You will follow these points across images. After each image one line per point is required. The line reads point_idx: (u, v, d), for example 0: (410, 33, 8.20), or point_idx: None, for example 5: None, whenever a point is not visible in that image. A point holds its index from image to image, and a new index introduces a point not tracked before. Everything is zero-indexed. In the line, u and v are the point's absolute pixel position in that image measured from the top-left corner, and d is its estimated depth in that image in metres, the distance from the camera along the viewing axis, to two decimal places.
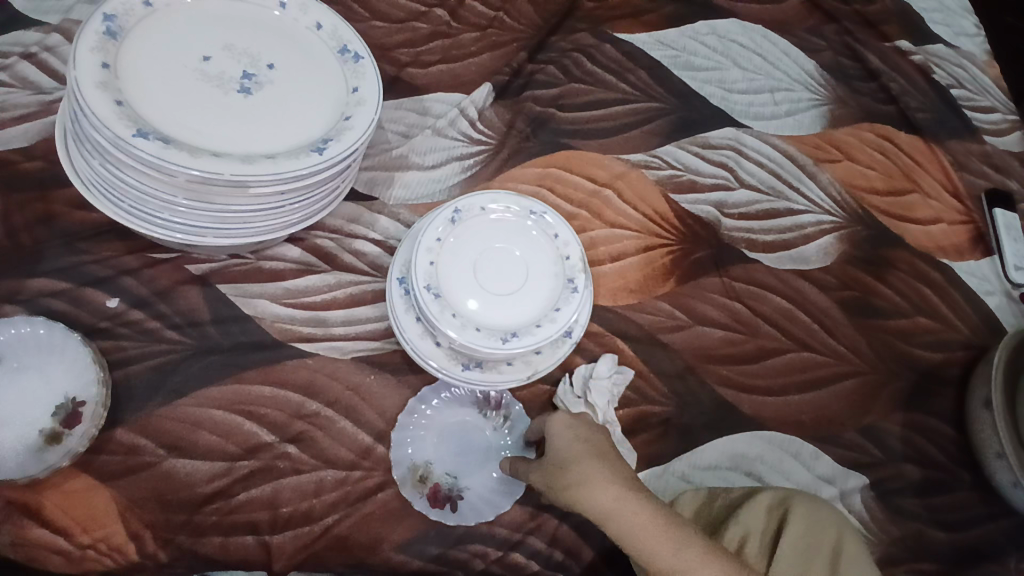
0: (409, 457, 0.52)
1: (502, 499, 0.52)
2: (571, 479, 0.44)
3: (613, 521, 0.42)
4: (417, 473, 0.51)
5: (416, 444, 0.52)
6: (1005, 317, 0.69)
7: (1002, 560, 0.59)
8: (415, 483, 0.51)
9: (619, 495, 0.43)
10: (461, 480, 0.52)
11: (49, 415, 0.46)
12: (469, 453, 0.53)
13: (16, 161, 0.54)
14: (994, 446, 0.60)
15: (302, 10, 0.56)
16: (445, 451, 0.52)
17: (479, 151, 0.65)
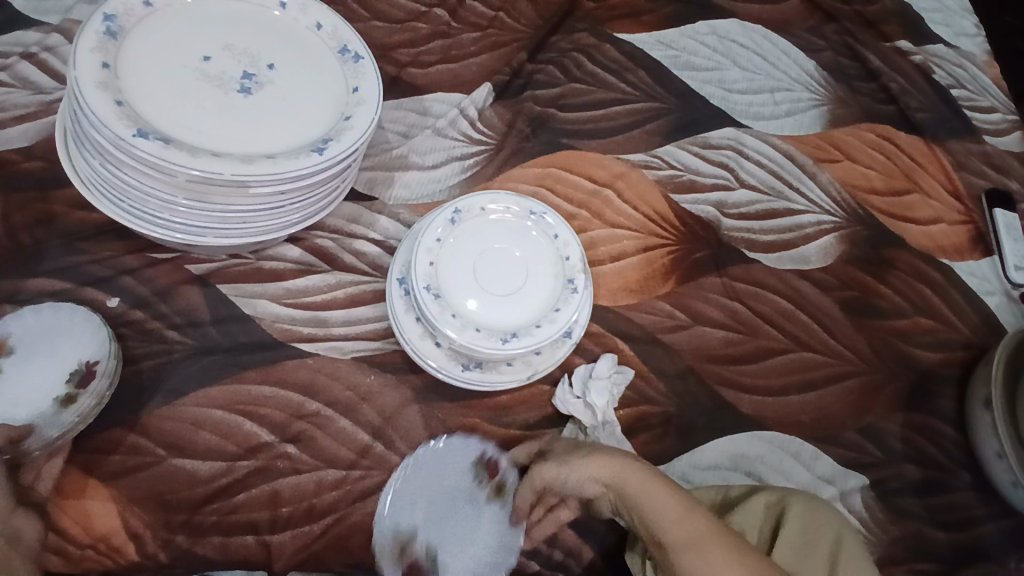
0: (391, 521, 0.50)
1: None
2: (599, 451, 0.49)
3: (637, 487, 0.46)
4: (395, 543, 0.50)
5: (400, 505, 0.51)
6: (1006, 317, 0.69)
7: (1002, 561, 0.59)
8: (394, 556, 0.50)
9: (649, 469, 0.48)
10: (443, 561, 0.49)
11: (63, 382, 0.47)
12: (457, 528, 0.51)
13: (16, 161, 0.54)
14: (994, 446, 0.60)
15: (302, 9, 0.56)
16: (432, 524, 0.50)
17: (479, 151, 0.65)
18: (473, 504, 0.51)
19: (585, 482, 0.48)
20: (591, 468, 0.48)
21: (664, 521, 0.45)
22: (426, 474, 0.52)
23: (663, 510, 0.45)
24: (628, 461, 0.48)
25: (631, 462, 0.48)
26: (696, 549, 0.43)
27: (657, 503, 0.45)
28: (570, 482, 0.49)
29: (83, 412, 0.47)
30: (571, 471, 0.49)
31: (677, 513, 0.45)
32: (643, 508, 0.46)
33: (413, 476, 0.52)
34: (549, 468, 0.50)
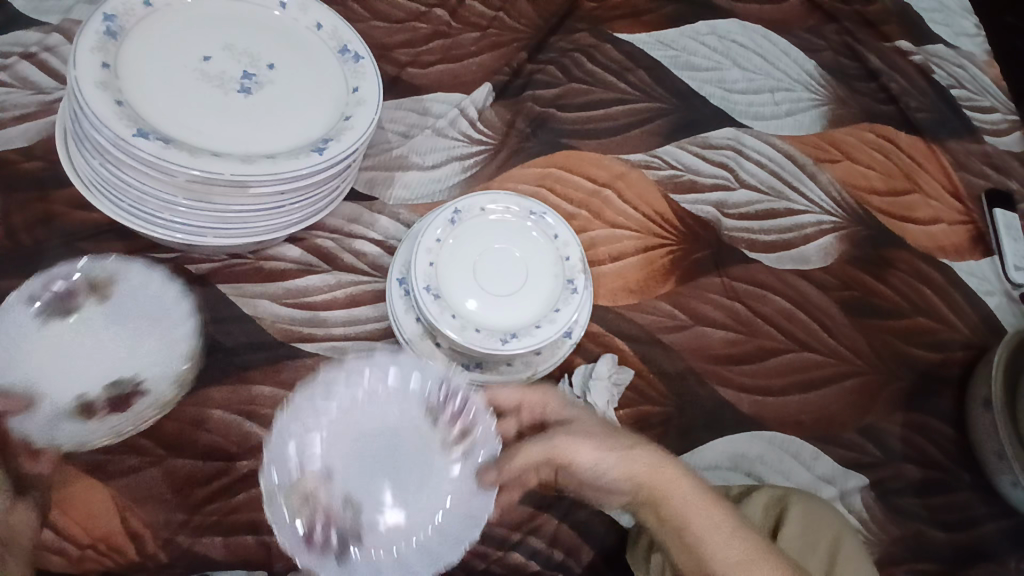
0: (294, 463, 0.42)
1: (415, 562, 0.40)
2: (637, 446, 0.49)
3: (675, 492, 0.47)
4: (295, 491, 0.40)
5: (309, 442, 0.42)
6: (1006, 317, 0.69)
7: (1003, 561, 0.59)
8: (299, 500, 0.40)
9: (683, 471, 0.48)
10: (365, 514, 0.41)
11: (106, 386, 0.48)
12: (394, 479, 0.44)
13: (16, 161, 0.54)
14: (994, 446, 0.61)
15: (302, 10, 0.56)
16: (358, 470, 0.43)
17: (479, 151, 0.65)
18: (421, 446, 0.45)
19: (614, 479, 0.48)
20: (628, 466, 0.48)
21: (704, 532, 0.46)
22: (355, 409, 0.44)
23: (698, 515, 0.46)
24: (666, 464, 0.48)
25: (666, 464, 0.48)
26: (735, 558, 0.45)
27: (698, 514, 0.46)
28: (598, 470, 0.48)
29: (85, 438, 0.47)
30: (605, 461, 0.48)
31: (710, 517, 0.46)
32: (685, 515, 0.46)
33: (334, 409, 0.44)
34: (583, 443, 0.48)
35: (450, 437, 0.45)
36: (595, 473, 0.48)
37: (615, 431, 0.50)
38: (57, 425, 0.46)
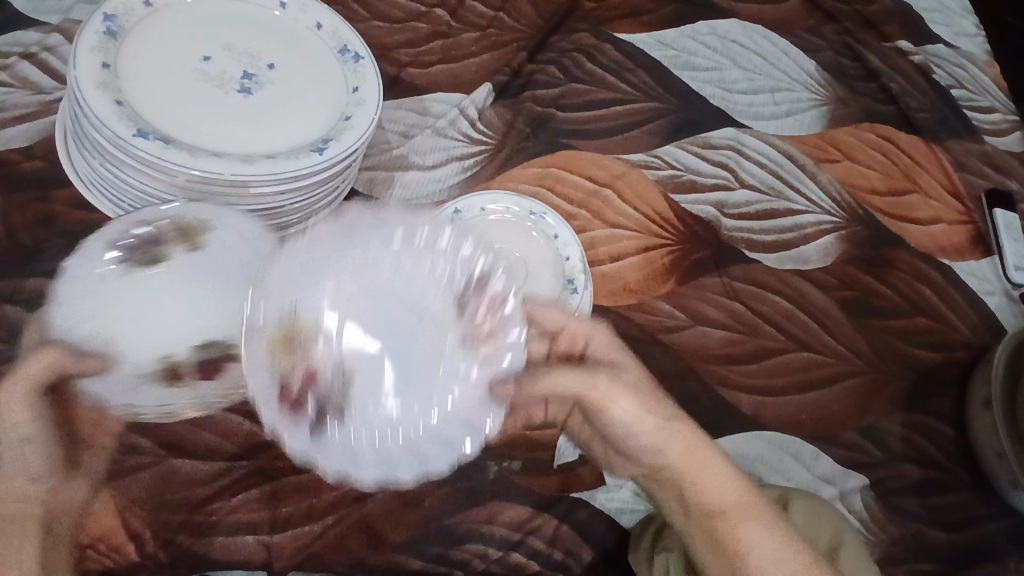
0: (297, 305, 0.45)
1: (392, 447, 0.43)
2: (677, 422, 0.52)
3: (712, 477, 0.51)
4: (281, 334, 0.44)
5: (321, 297, 0.46)
6: (1006, 317, 0.69)
7: (1000, 560, 0.60)
8: (283, 348, 0.44)
9: (725, 461, 0.52)
10: (357, 385, 0.45)
11: (190, 348, 0.45)
12: (399, 362, 0.47)
13: (16, 161, 0.54)
14: (994, 446, 0.60)
15: (302, 9, 0.56)
16: (363, 335, 0.47)
17: (479, 151, 0.65)
18: (440, 333, 0.48)
19: (649, 450, 0.52)
20: (666, 437, 0.51)
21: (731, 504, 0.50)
22: (380, 275, 0.49)
23: (738, 506, 0.50)
24: (706, 450, 0.52)
25: (706, 450, 0.52)
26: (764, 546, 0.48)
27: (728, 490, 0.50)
28: (628, 425, 0.51)
29: (169, 406, 0.46)
30: (638, 419, 0.51)
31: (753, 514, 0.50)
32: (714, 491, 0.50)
33: (355, 269, 0.48)
34: (620, 395, 0.51)
35: (473, 335, 0.48)
36: (624, 430, 0.51)
37: (660, 398, 0.53)
38: (140, 390, 0.44)
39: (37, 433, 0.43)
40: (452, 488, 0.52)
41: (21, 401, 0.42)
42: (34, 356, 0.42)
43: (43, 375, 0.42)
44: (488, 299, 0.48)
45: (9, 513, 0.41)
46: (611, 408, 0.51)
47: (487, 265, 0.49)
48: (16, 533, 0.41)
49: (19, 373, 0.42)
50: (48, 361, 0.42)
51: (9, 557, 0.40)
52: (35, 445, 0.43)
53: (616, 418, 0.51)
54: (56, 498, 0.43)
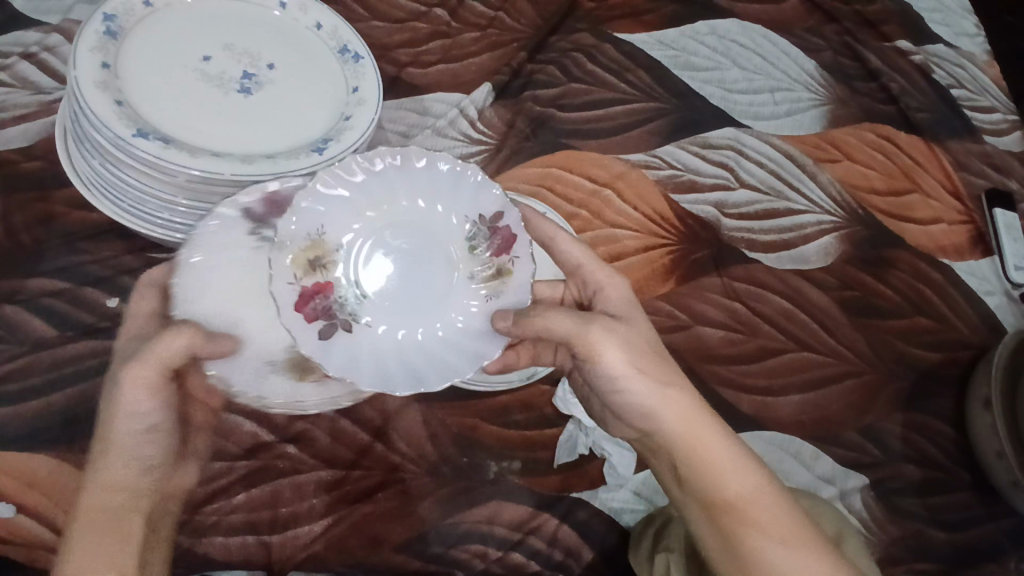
0: (320, 227, 0.52)
1: (391, 359, 0.50)
2: (676, 387, 0.52)
3: (710, 450, 0.50)
4: (308, 253, 0.51)
5: (343, 221, 0.53)
6: (1006, 317, 0.69)
7: (1000, 560, 0.60)
8: (308, 268, 0.51)
9: (727, 434, 0.51)
10: (367, 304, 0.53)
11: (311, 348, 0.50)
12: (414, 290, 0.54)
13: (16, 161, 0.54)
14: (994, 446, 0.60)
15: (302, 9, 0.56)
16: (376, 257, 0.54)
17: (479, 151, 0.64)
18: (451, 266, 0.55)
19: (643, 408, 0.52)
20: (662, 398, 0.51)
21: (728, 482, 0.49)
22: (398, 208, 0.54)
23: (737, 481, 0.49)
24: (704, 421, 0.51)
25: (705, 418, 0.51)
26: (761, 525, 0.48)
27: (724, 467, 0.50)
28: (619, 378, 0.52)
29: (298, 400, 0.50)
30: (631, 374, 0.51)
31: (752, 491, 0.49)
32: (709, 467, 0.50)
33: (375, 198, 0.54)
34: (615, 346, 0.51)
35: (484, 272, 0.54)
36: (613, 383, 0.52)
37: (661, 359, 0.53)
38: (270, 380, 0.49)
39: (156, 420, 0.46)
40: (451, 488, 0.52)
41: (147, 388, 0.46)
42: (163, 340, 0.46)
43: (177, 357, 0.45)
44: (500, 236, 0.53)
45: (122, 497, 0.44)
46: (603, 359, 0.52)
47: (501, 204, 0.53)
48: (132, 517, 0.44)
49: (150, 355, 0.46)
50: (183, 343, 0.45)
51: (121, 539, 0.43)
52: (152, 433, 0.46)
53: (608, 368, 0.52)
54: (169, 483, 0.47)
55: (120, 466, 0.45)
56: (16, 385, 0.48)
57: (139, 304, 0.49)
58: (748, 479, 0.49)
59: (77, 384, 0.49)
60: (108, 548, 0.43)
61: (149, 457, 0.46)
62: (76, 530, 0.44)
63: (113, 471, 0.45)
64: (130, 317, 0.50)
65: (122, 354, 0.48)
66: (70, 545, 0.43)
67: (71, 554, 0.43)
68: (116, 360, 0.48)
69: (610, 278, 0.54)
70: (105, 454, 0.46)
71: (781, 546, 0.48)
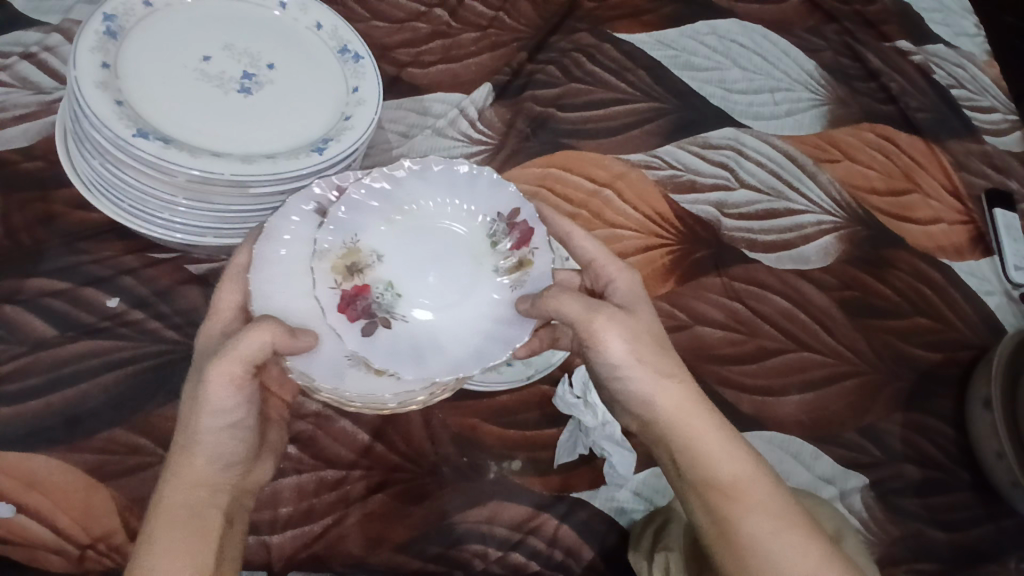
0: (355, 234, 0.49)
1: (430, 354, 0.46)
2: (674, 378, 0.49)
3: (707, 437, 0.48)
4: (347, 256, 0.48)
5: (376, 228, 0.50)
6: (1006, 317, 0.69)
7: (1002, 560, 0.60)
8: (346, 272, 0.48)
9: (720, 424, 0.48)
10: (404, 302, 0.48)
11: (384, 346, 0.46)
12: (443, 285, 0.50)
13: (16, 161, 0.54)
14: (994, 446, 0.60)
15: (302, 10, 0.56)
16: (411, 262, 0.50)
17: (479, 151, 0.64)
18: (474, 261, 0.51)
19: (642, 399, 0.49)
20: (660, 384, 0.49)
21: (721, 471, 0.47)
22: (432, 206, 0.51)
23: (734, 468, 0.47)
24: (701, 410, 0.48)
25: (703, 406, 0.49)
26: (758, 515, 0.45)
27: (716, 455, 0.47)
28: (620, 366, 0.49)
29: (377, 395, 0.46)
30: (631, 361, 0.49)
31: (750, 478, 0.47)
32: (703, 456, 0.47)
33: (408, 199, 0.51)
34: (617, 333, 0.48)
35: (506, 264, 0.50)
36: (613, 370, 0.49)
37: (664, 350, 0.50)
38: (347, 373, 0.46)
39: (240, 417, 0.44)
40: (451, 488, 0.52)
41: (233, 385, 0.42)
42: (243, 337, 0.41)
43: (260, 353, 0.42)
44: (519, 232, 0.50)
45: (203, 494, 0.43)
46: (603, 345, 0.48)
47: (518, 202, 0.51)
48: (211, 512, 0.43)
49: (234, 352, 0.42)
50: (266, 338, 0.41)
51: (207, 538, 0.42)
52: (235, 430, 0.44)
53: (609, 356, 0.49)
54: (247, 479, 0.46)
55: (204, 464, 0.43)
56: (16, 385, 0.48)
57: (222, 300, 0.47)
58: (741, 471, 0.47)
59: (77, 384, 0.49)
60: (194, 547, 0.41)
61: (231, 455, 0.44)
62: (151, 526, 0.42)
63: (196, 469, 0.43)
64: (211, 313, 0.47)
65: (203, 354, 0.45)
66: (145, 544, 0.41)
67: (146, 555, 0.40)
68: (199, 358, 0.45)
69: (619, 271, 0.52)
70: (186, 451, 0.43)
71: (777, 536, 0.45)
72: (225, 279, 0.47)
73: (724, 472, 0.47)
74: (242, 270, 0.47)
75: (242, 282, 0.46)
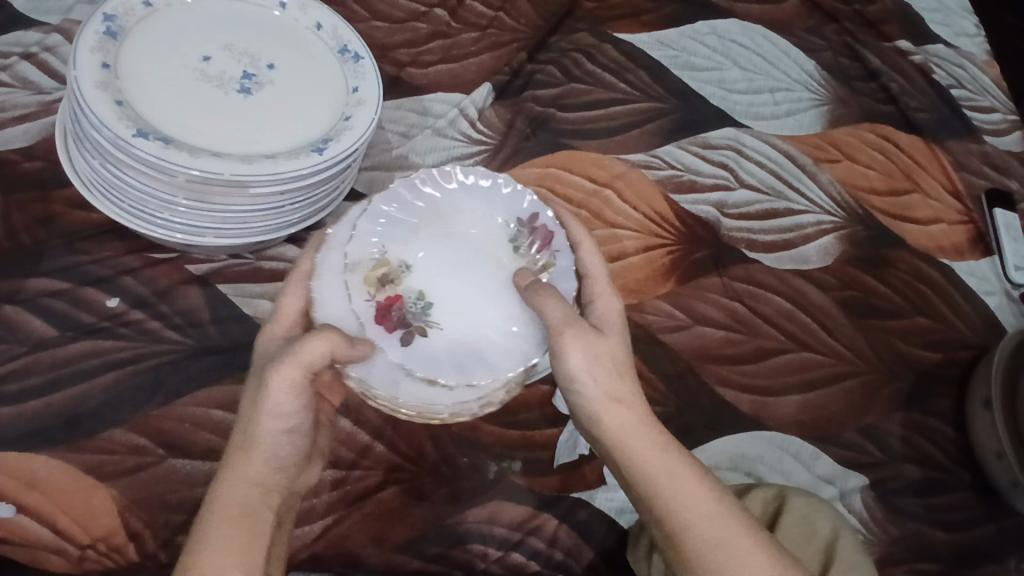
0: (381, 247, 0.51)
1: (470, 360, 0.48)
2: (626, 400, 0.46)
3: (647, 457, 0.45)
4: (377, 267, 0.50)
5: (402, 241, 0.52)
6: (1006, 317, 0.69)
7: (1002, 560, 0.59)
8: (376, 283, 0.49)
9: (665, 441, 0.45)
10: (435, 310, 0.51)
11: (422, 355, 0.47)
12: (473, 292, 0.52)
13: (16, 161, 0.54)
14: (994, 446, 0.60)
15: (302, 9, 0.56)
16: (439, 271, 0.53)
17: (479, 151, 0.65)
18: (494, 265, 0.53)
19: (591, 412, 0.47)
20: (609, 402, 0.46)
21: (664, 487, 0.44)
22: (456, 216, 0.54)
23: (675, 487, 0.43)
24: (646, 429, 0.46)
25: (652, 426, 0.46)
26: (701, 532, 0.42)
27: (657, 472, 0.44)
28: (574, 379, 0.47)
29: (432, 404, 0.46)
30: (588, 375, 0.46)
31: (691, 498, 0.43)
32: (644, 475, 0.44)
33: (433, 212, 0.54)
34: (578, 348, 0.46)
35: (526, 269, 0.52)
36: (568, 381, 0.47)
37: (625, 371, 0.47)
38: (402, 380, 0.46)
39: (298, 422, 0.44)
40: (451, 488, 0.52)
41: (293, 391, 0.43)
42: (304, 344, 0.42)
43: (320, 361, 0.43)
44: (540, 233, 0.53)
45: (257, 493, 0.43)
46: (562, 358, 0.47)
47: (534, 206, 0.54)
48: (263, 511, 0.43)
49: (296, 358, 0.43)
50: (329, 346, 0.42)
51: (259, 537, 0.42)
52: (292, 434, 0.44)
53: (565, 367, 0.47)
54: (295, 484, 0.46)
55: (261, 464, 0.43)
56: (16, 385, 0.48)
57: (283, 304, 0.47)
58: (683, 484, 0.44)
59: (77, 384, 0.49)
60: (246, 546, 0.41)
61: (286, 457, 0.44)
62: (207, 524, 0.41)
63: (252, 467, 0.43)
64: (273, 316, 0.48)
65: (267, 357, 0.46)
66: (198, 541, 0.41)
67: (200, 553, 0.40)
68: (262, 360, 0.46)
69: (601, 291, 0.50)
70: (243, 451, 0.43)
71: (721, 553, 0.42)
72: (287, 285, 0.48)
73: (667, 488, 0.44)
74: (305, 277, 0.47)
75: (306, 290, 0.47)
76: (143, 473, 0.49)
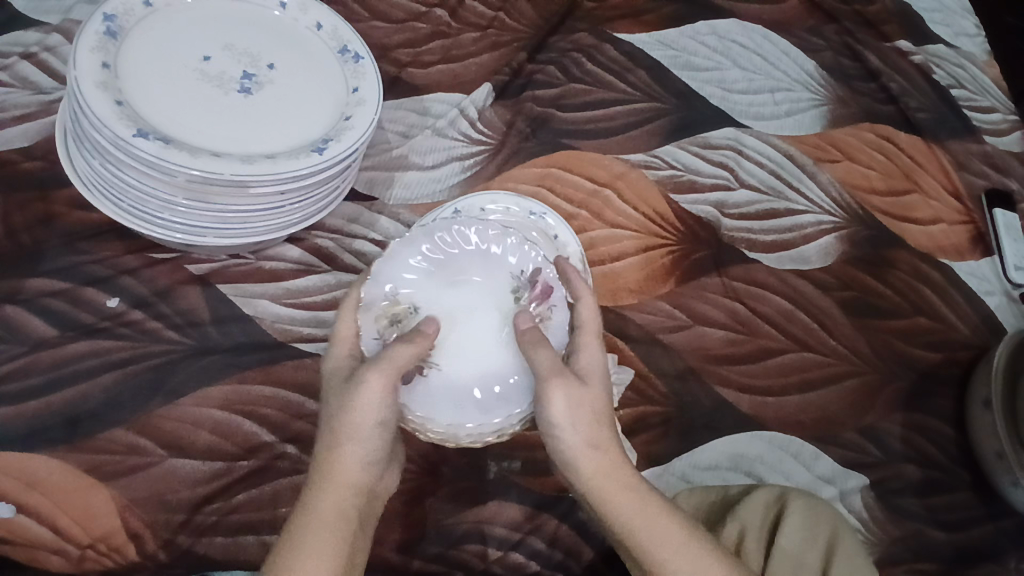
0: (395, 288, 0.51)
1: (471, 404, 0.49)
2: (602, 446, 0.45)
3: (621, 501, 0.44)
4: (391, 307, 0.50)
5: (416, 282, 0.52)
6: (1006, 317, 0.69)
7: (1002, 560, 0.59)
8: (383, 322, 0.49)
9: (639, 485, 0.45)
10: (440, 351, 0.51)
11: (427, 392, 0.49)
12: (476, 331, 0.52)
13: (16, 161, 0.54)
14: (994, 446, 0.60)
15: (302, 9, 0.56)
16: (448, 313, 0.52)
17: (479, 151, 0.65)
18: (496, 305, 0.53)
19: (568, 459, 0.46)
20: (586, 449, 0.45)
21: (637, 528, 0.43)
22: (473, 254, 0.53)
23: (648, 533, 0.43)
24: (622, 472, 0.45)
25: (632, 476, 0.45)
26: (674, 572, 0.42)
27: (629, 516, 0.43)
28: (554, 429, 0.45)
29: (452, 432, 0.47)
30: (569, 427, 0.45)
31: (662, 542, 0.43)
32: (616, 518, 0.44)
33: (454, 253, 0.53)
34: (561, 399, 0.45)
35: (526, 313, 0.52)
36: (549, 427, 0.46)
37: (601, 419, 0.46)
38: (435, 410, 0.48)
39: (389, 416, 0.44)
40: (451, 488, 0.53)
41: (383, 393, 0.43)
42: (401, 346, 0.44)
43: (409, 363, 0.44)
44: (540, 287, 0.52)
45: (347, 495, 0.43)
46: (545, 403, 0.45)
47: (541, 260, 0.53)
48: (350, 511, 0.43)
49: (389, 362, 0.44)
50: (415, 350, 0.45)
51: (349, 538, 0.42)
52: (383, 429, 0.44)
53: (547, 413, 0.45)
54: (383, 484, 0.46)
55: (354, 465, 0.43)
56: (15, 385, 0.48)
57: (340, 326, 0.48)
58: (654, 526, 0.43)
59: (77, 384, 0.49)
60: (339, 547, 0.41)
61: (377, 457, 0.44)
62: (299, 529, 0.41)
63: (344, 470, 0.43)
64: (331, 343, 0.48)
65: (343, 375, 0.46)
66: (294, 543, 0.40)
67: (289, 556, 0.40)
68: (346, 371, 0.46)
69: (585, 342, 0.48)
70: (336, 452, 0.43)
71: None
72: (343, 310, 0.49)
73: (641, 529, 0.43)
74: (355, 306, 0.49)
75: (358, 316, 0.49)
76: (142, 473, 0.49)
